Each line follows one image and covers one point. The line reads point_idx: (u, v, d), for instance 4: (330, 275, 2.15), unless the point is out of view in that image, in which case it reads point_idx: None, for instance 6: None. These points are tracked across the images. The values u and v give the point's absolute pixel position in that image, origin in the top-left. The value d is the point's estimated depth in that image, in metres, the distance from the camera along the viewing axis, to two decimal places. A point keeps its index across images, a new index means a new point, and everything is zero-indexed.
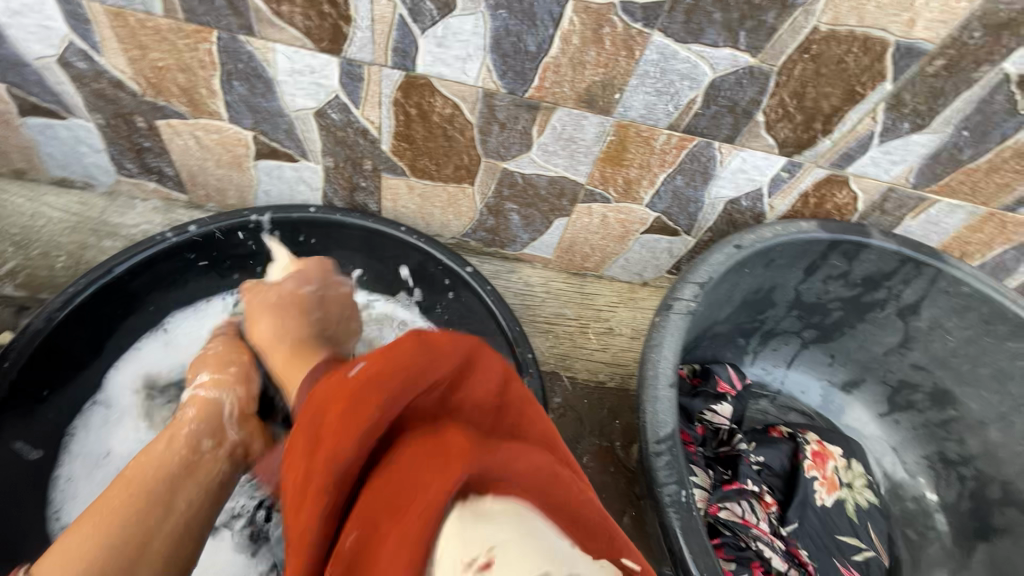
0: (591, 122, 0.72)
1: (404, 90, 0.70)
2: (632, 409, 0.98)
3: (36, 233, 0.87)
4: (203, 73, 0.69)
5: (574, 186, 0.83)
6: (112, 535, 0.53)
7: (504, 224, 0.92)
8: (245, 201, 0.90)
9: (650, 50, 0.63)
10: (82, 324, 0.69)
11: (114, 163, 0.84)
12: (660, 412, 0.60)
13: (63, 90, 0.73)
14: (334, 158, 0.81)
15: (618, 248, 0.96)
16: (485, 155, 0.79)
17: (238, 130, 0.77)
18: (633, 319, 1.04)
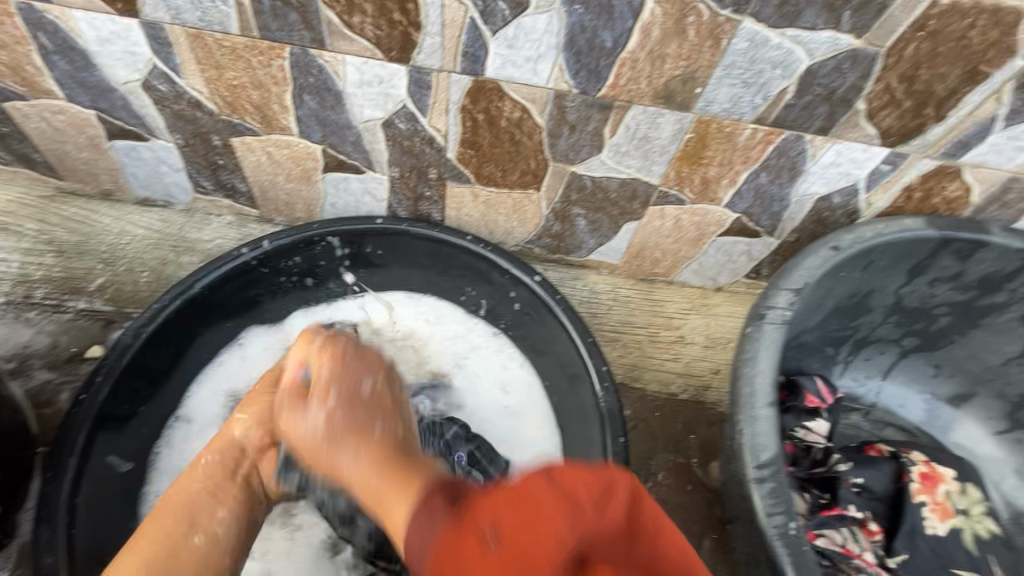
0: (668, 120, 0.68)
1: (473, 96, 0.68)
2: (709, 424, 0.92)
3: (123, 250, 0.91)
4: (275, 89, 0.70)
5: (647, 187, 0.79)
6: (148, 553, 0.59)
7: (570, 229, 0.89)
8: (313, 213, 0.91)
9: (739, 38, 0.58)
10: (166, 339, 0.71)
11: (192, 182, 0.87)
12: (759, 434, 0.55)
13: (146, 113, 0.75)
14: (400, 168, 0.80)
15: (691, 252, 0.90)
16: (553, 158, 0.76)
17: (308, 144, 0.78)
18: (707, 327, 0.98)
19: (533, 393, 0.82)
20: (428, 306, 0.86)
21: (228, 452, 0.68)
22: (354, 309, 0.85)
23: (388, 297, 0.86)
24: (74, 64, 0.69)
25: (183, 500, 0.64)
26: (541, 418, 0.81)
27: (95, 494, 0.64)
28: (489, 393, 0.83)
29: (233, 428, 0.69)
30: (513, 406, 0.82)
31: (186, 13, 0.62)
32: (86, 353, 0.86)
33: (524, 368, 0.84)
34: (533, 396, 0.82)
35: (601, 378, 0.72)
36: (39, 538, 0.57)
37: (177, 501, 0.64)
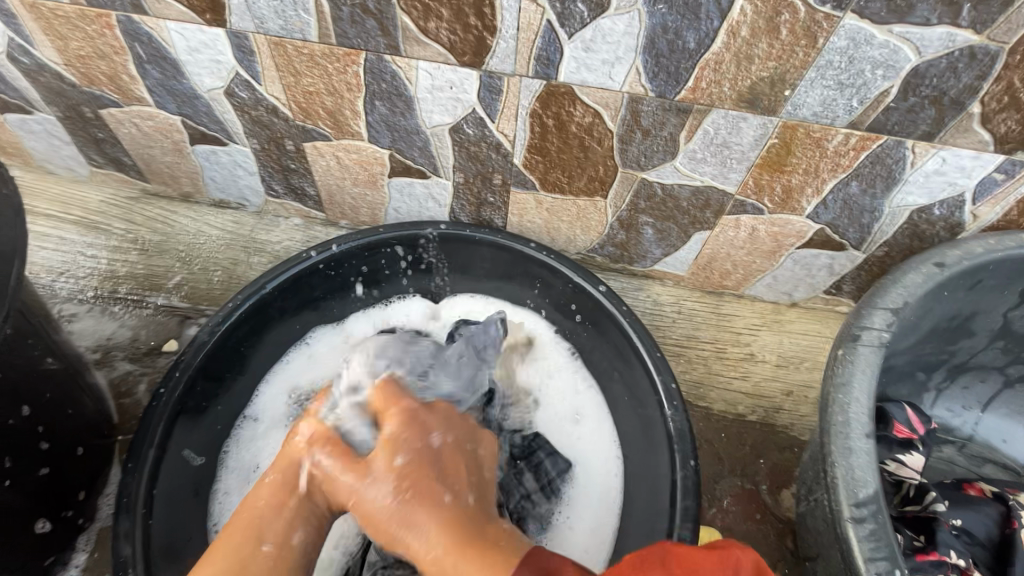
0: (751, 125, 0.64)
1: (544, 100, 0.66)
2: (780, 449, 0.86)
3: (199, 250, 0.95)
4: (348, 95, 0.71)
5: (722, 196, 0.75)
6: None
7: (635, 238, 0.85)
8: (377, 218, 0.92)
9: (838, 36, 0.54)
10: (238, 338, 0.73)
11: (265, 185, 0.90)
12: (856, 469, 0.50)
13: (227, 119, 0.78)
14: (464, 174, 0.80)
15: (766, 265, 0.85)
16: (623, 165, 0.73)
17: (377, 149, 0.78)
18: (779, 344, 0.92)
19: (599, 419, 0.79)
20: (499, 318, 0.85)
21: (288, 469, 0.58)
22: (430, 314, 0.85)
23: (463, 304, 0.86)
24: (165, 73, 0.73)
25: (250, 508, 0.57)
26: (605, 444, 0.77)
27: (170, 488, 0.65)
28: (557, 416, 0.80)
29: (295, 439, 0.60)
30: (582, 435, 0.78)
31: (270, 22, 0.63)
32: (163, 347, 0.90)
33: (593, 392, 0.80)
34: (600, 423, 0.79)
35: (669, 397, 0.69)
36: (119, 528, 0.59)
37: (236, 526, 0.56)
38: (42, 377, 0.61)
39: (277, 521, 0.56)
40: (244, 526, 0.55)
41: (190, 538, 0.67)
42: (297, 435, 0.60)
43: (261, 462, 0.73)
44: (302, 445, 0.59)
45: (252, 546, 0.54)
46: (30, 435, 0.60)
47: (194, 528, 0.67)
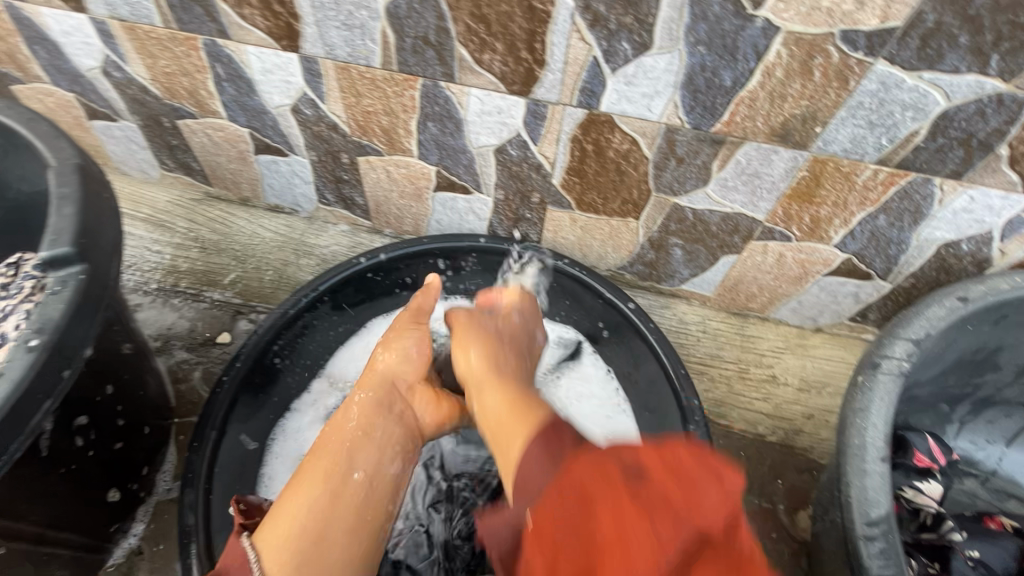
0: (781, 158, 0.68)
1: (585, 127, 0.71)
2: (798, 470, 0.88)
3: (253, 250, 1.03)
4: (403, 116, 0.77)
5: (751, 222, 0.78)
6: (310, 495, 0.60)
7: (665, 259, 0.89)
8: (419, 228, 0.98)
9: (869, 80, 0.57)
10: (291, 334, 0.79)
11: (318, 194, 0.97)
12: (869, 490, 0.53)
13: (290, 133, 0.85)
14: (505, 191, 0.85)
15: (791, 290, 0.88)
16: (656, 190, 0.77)
17: (425, 165, 0.84)
18: (802, 368, 0.94)
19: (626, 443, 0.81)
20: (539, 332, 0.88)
21: (380, 393, 0.70)
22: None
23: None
24: (239, 89, 0.80)
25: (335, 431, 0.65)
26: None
27: (228, 468, 0.71)
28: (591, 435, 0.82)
29: (385, 364, 0.72)
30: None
31: (339, 49, 0.70)
32: (216, 339, 0.97)
33: (623, 414, 0.82)
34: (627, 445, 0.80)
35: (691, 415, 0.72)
36: (185, 500, 0.65)
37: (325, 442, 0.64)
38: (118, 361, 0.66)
39: (360, 441, 0.65)
40: (332, 448, 0.64)
41: None
42: (385, 361, 0.72)
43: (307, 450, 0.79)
44: (386, 372, 0.71)
45: (342, 458, 0.63)
46: (108, 412, 0.65)
47: None
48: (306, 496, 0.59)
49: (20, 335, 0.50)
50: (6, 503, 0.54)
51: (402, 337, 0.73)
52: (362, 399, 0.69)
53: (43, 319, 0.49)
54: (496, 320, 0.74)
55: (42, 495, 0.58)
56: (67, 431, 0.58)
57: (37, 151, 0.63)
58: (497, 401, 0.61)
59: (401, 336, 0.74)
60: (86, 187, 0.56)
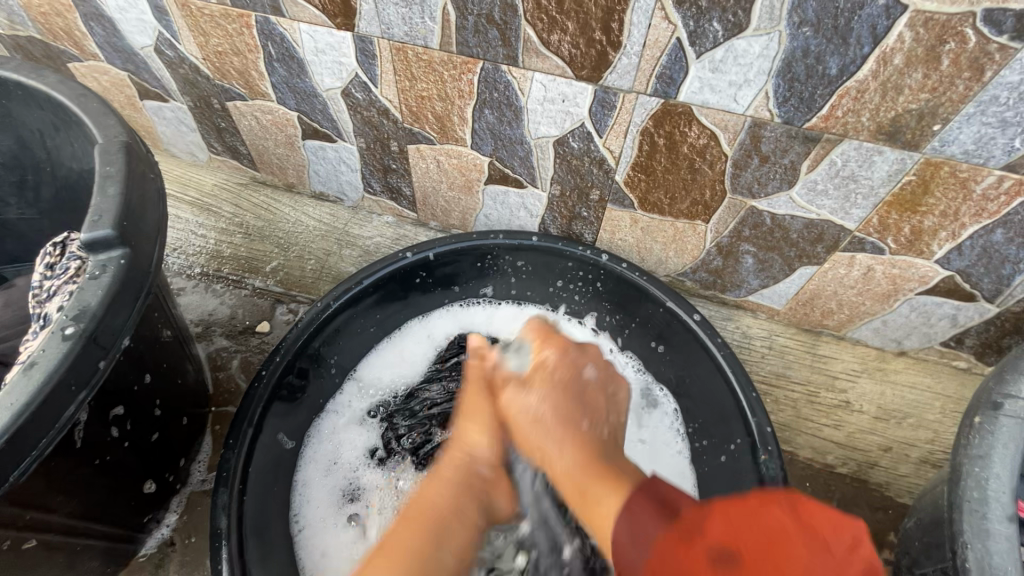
0: (886, 159, 0.59)
1: (658, 119, 0.64)
2: (871, 507, 0.80)
3: (296, 238, 1.00)
4: (459, 102, 0.72)
5: (839, 231, 0.70)
6: None
7: (733, 267, 0.82)
8: (466, 222, 0.93)
9: (1010, 70, 0.49)
10: (334, 331, 0.76)
11: (364, 182, 0.93)
12: (994, 555, 0.45)
13: (340, 117, 0.81)
14: (562, 187, 0.79)
15: (876, 308, 0.79)
16: (732, 190, 0.70)
17: (477, 155, 0.79)
18: (880, 395, 0.85)
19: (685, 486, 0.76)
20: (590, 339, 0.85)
21: (465, 472, 0.65)
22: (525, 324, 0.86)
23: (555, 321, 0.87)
24: (290, 71, 0.77)
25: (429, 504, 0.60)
26: None
27: (265, 469, 0.69)
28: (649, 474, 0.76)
29: (468, 443, 0.67)
30: None
31: (396, 28, 0.65)
32: (255, 327, 0.95)
33: (682, 456, 0.77)
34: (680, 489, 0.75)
35: (763, 441, 0.67)
36: (218, 500, 0.62)
37: (420, 511, 0.59)
38: (160, 349, 0.64)
39: (451, 529, 0.59)
40: (427, 526, 0.58)
41: (273, 524, 0.69)
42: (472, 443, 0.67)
43: (342, 457, 0.76)
44: (459, 450, 0.67)
45: (438, 534, 0.57)
46: (145, 402, 0.63)
47: (278, 515, 0.70)
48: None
49: (56, 320, 0.47)
50: (36, 496, 0.52)
51: (470, 419, 0.68)
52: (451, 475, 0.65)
53: (80, 306, 0.47)
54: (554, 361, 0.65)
55: (76, 487, 0.57)
56: (103, 423, 0.56)
57: (86, 127, 0.61)
58: (572, 464, 0.55)
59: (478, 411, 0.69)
60: (131, 165, 0.54)
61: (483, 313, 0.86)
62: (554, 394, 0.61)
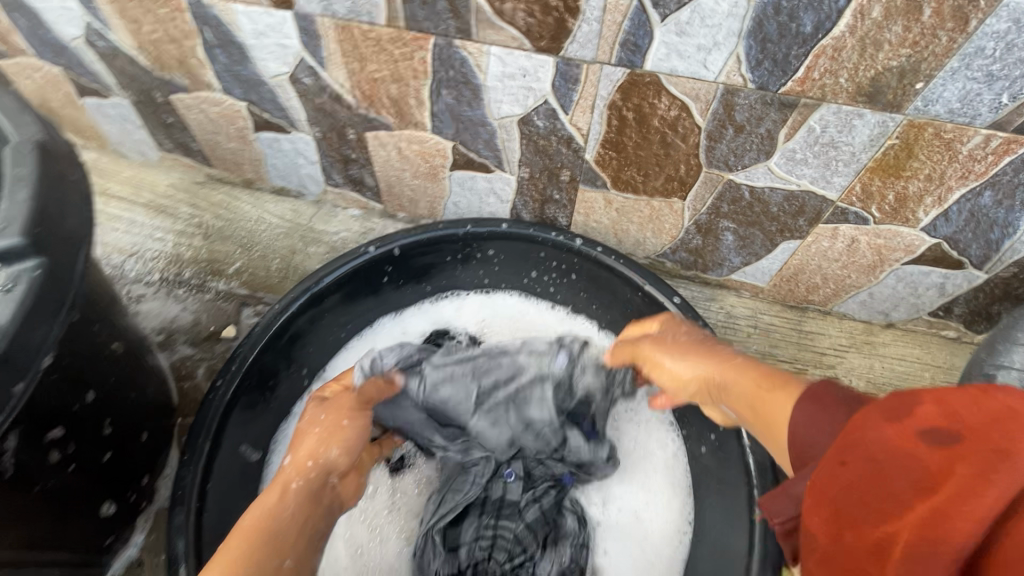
0: (866, 123, 0.56)
1: (625, 90, 0.60)
2: None
3: (259, 237, 0.96)
4: (414, 83, 0.67)
5: (820, 202, 0.66)
6: None
7: (713, 245, 0.78)
8: (434, 211, 0.89)
9: (996, 18, 0.45)
10: (297, 333, 0.72)
11: (324, 175, 0.88)
12: None
13: (290, 105, 0.76)
14: (530, 169, 0.75)
15: (862, 280, 0.76)
16: (708, 164, 0.66)
17: (439, 140, 0.75)
18: (870, 369, 0.82)
19: (677, 488, 0.76)
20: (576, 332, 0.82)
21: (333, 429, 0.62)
22: (507, 318, 0.83)
23: (535, 312, 0.83)
24: (231, 57, 0.71)
25: (270, 519, 0.53)
26: (673, 518, 0.75)
27: (228, 482, 0.65)
28: (635, 480, 0.78)
29: (320, 453, 0.60)
30: (638, 502, 0.77)
31: (337, 4, 0.60)
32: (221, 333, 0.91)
33: (675, 461, 0.77)
34: (673, 495, 0.76)
35: None
36: (176, 523, 0.58)
37: (247, 536, 0.51)
38: (105, 362, 0.60)
39: (294, 538, 0.53)
40: (257, 540, 0.51)
41: None
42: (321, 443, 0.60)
43: None
44: (295, 464, 0.59)
45: (270, 554, 0.51)
46: (90, 421, 0.59)
47: None
48: None
49: None
50: None
51: (314, 436, 0.61)
52: (292, 487, 0.57)
53: None
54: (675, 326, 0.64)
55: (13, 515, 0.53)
56: (36, 445, 0.52)
57: None
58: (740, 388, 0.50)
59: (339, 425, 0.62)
60: (46, 166, 0.48)
61: (458, 307, 0.83)
62: (702, 354, 0.57)
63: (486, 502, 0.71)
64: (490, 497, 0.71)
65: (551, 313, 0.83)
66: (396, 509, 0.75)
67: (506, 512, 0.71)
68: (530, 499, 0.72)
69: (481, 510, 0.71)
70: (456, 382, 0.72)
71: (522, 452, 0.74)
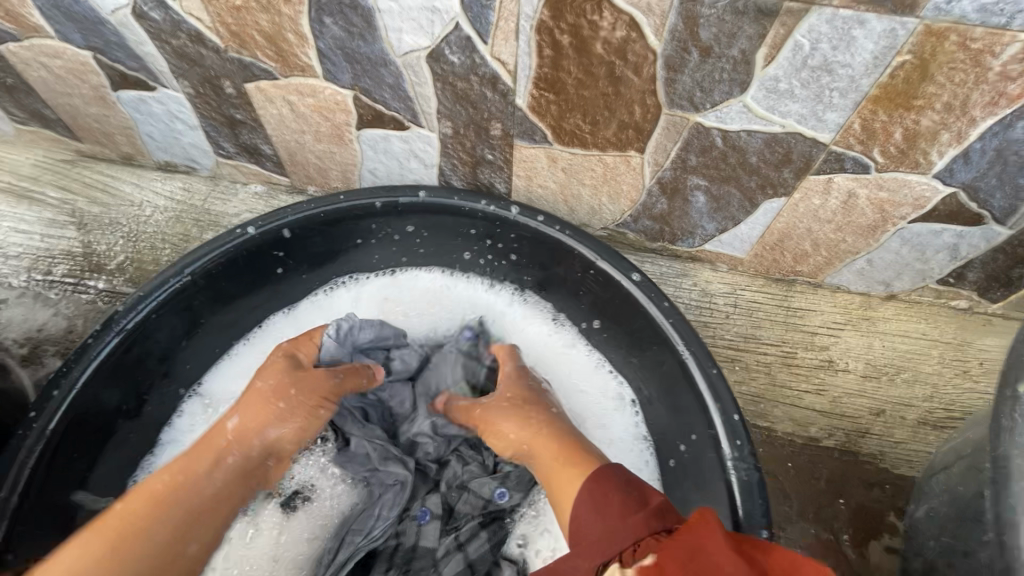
0: (870, 32, 0.42)
1: (555, 5, 0.46)
2: (866, 484, 0.66)
3: (145, 224, 0.79)
4: (287, 10, 0.52)
5: (809, 147, 0.53)
6: None
7: (681, 208, 0.65)
8: (350, 183, 0.74)
9: None
10: (163, 334, 0.62)
11: (212, 143, 0.72)
12: None
13: (145, 52, 0.60)
14: (453, 123, 0.60)
15: (859, 245, 0.63)
16: (668, 103, 0.52)
17: (336, 89, 0.59)
18: (868, 349, 0.70)
19: None
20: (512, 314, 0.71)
21: (289, 402, 0.56)
22: (423, 298, 0.71)
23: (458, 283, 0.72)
24: None
25: (192, 490, 0.49)
26: None
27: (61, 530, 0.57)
28: None
29: (267, 429, 0.55)
30: None
31: None
32: None
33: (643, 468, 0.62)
34: None
35: (731, 433, 0.53)
36: None
37: (163, 509, 0.47)
38: None
39: (209, 520, 0.50)
40: (166, 509, 0.47)
41: None
42: (275, 414, 0.55)
43: None
44: (241, 434, 0.54)
45: (176, 527, 0.47)
46: None
47: None
48: None
49: None
50: None
51: (264, 408, 0.55)
52: (228, 457, 0.52)
53: None
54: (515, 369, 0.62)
55: None
56: None
57: None
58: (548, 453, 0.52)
59: (307, 405, 0.57)
60: None
61: (356, 296, 0.71)
62: (520, 414, 0.57)
63: (397, 550, 0.61)
64: (401, 545, 0.61)
65: (488, 295, 0.71)
66: (281, 561, 0.62)
67: (418, 564, 0.60)
68: (452, 545, 0.61)
69: (388, 563, 0.61)
70: (396, 390, 0.67)
71: (441, 485, 0.64)
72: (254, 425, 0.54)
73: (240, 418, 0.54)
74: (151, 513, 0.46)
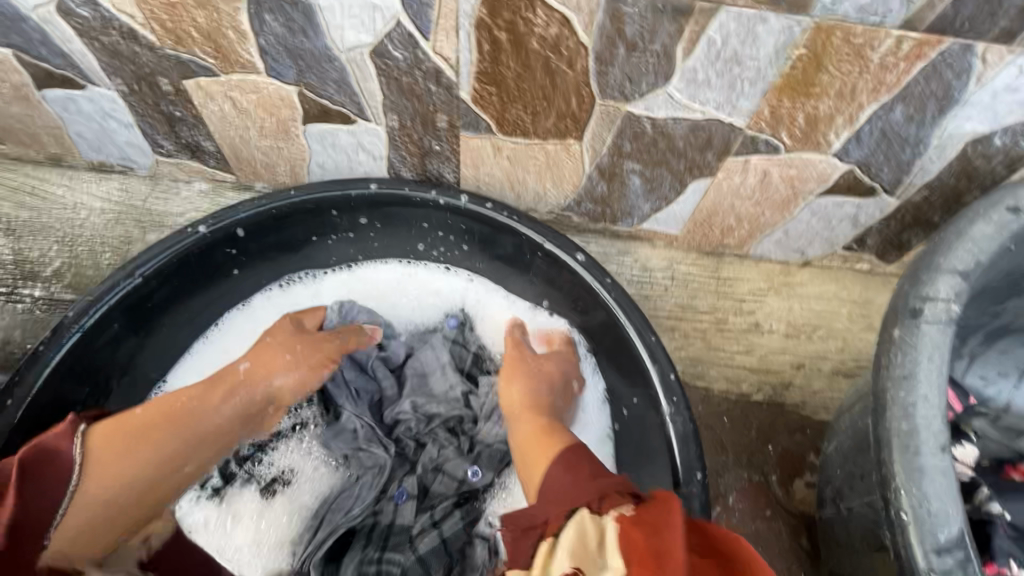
0: (771, 29, 0.47)
1: (491, 4, 0.48)
2: (791, 429, 0.74)
3: (80, 228, 0.76)
4: (225, 6, 0.52)
5: (726, 131, 0.59)
6: (116, 502, 0.52)
7: (620, 191, 0.70)
8: (298, 177, 0.74)
9: None
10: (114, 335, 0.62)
11: (149, 141, 0.71)
12: (932, 498, 0.40)
13: (72, 49, 0.58)
14: (399, 116, 0.62)
15: (776, 218, 0.71)
16: (602, 93, 0.56)
17: (280, 85, 0.60)
18: (789, 311, 0.78)
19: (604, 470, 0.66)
20: (479, 300, 0.74)
21: (297, 363, 0.64)
22: (398, 294, 0.74)
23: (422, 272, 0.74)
24: None
25: (204, 419, 0.58)
26: None
27: None
28: None
29: (273, 378, 0.63)
30: None
31: None
32: None
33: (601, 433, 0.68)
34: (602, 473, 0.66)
35: (668, 391, 0.59)
36: None
37: (178, 424, 0.56)
38: None
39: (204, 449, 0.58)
40: (185, 428, 0.56)
41: None
42: (282, 370, 0.63)
43: None
44: (251, 376, 0.62)
45: (182, 450, 0.56)
46: None
47: None
48: (121, 489, 0.52)
49: None
50: None
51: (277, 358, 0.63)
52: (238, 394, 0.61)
53: None
54: (564, 362, 0.68)
55: None
56: None
57: None
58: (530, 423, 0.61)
59: (313, 369, 0.65)
60: None
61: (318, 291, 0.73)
62: (527, 381, 0.65)
63: (375, 528, 0.63)
64: (378, 523, 0.63)
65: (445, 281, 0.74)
66: (262, 543, 0.65)
67: (395, 540, 0.62)
68: (427, 523, 0.63)
69: (366, 541, 0.62)
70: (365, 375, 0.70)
71: (416, 467, 0.66)
72: (265, 375, 0.62)
73: (253, 366, 0.62)
74: (170, 429, 0.55)
